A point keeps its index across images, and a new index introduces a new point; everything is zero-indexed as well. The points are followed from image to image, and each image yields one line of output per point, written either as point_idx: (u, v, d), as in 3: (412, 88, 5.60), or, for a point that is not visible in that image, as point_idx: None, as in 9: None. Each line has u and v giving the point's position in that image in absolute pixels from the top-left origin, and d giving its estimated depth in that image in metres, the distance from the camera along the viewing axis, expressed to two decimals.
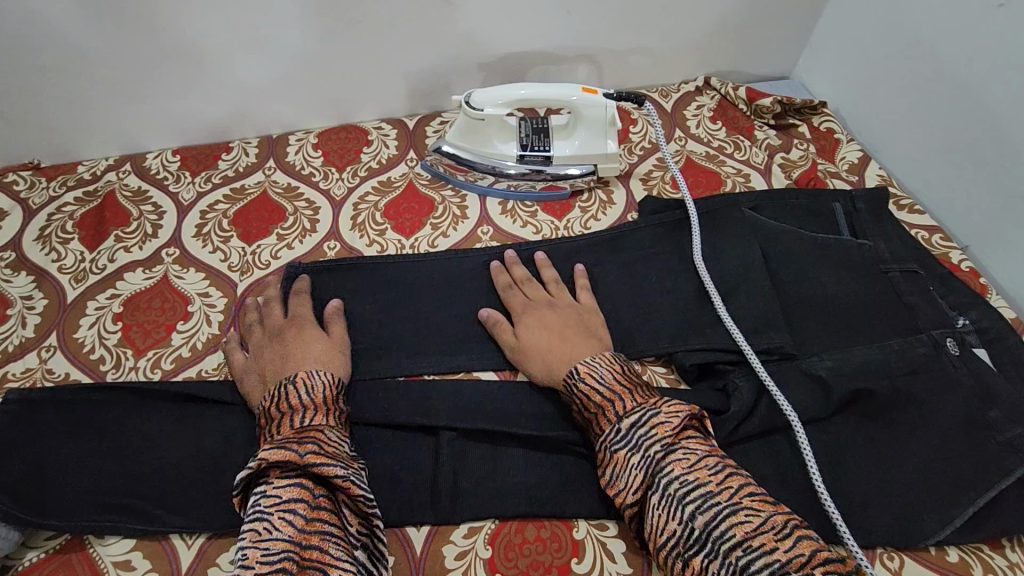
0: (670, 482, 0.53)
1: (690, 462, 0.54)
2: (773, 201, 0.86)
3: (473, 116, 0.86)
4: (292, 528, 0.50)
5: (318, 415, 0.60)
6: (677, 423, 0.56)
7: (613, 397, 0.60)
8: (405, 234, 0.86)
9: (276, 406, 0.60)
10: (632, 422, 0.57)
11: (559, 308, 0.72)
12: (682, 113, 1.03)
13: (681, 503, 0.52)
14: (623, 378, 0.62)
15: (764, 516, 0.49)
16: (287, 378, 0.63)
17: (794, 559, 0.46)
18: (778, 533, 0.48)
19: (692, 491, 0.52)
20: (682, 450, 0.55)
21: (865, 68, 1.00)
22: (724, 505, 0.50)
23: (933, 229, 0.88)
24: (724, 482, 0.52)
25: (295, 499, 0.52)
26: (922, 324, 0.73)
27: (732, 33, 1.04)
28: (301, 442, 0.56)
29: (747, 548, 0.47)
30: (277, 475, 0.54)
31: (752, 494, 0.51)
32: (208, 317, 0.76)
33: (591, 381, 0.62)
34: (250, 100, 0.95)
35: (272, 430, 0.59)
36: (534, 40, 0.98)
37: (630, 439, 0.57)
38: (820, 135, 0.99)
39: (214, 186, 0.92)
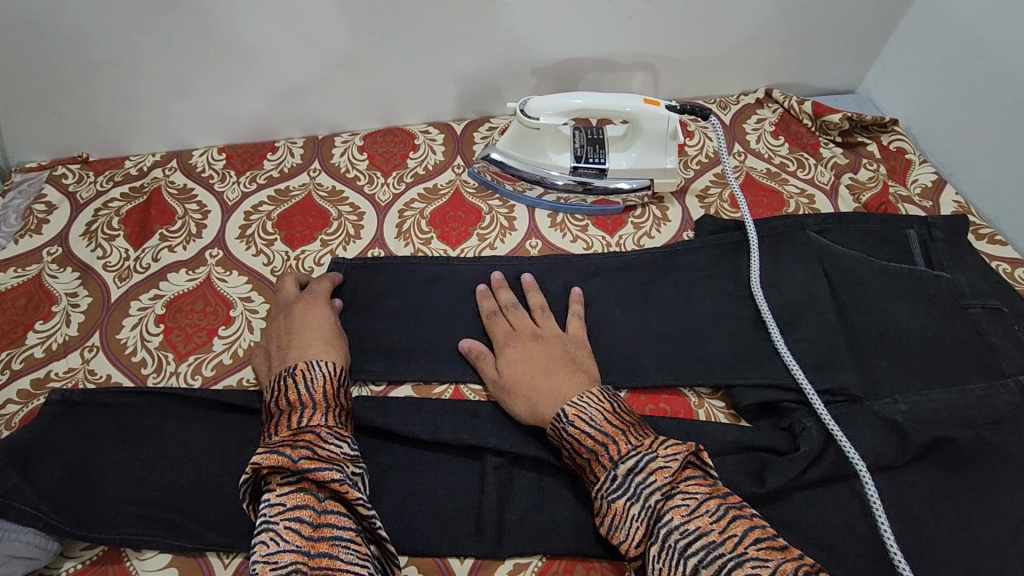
0: (670, 533, 0.49)
1: (690, 508, 0.50)
2: (840, 224, 0.80)
3: (528, 125, 0.82)
4: (300, 538, 0.49)
5: (316, 414, 0.57)
6: (677, 466, 0.52)
7: (606, 440, 0.55)
8: (451, 244, 0.83)
9: (275, 403, 0.59)
10: (628, 467, 0.53)
11: (547, 336, 0.68)
12: (741, 126, 0.98)
13: (682, 556, 0.48)
14: (613, 417, 0.57)
15: (772, 566, 0.46)
16: (285, 370, 0.61)
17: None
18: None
19: (693, 542, 0.48)
20: (681, 494, 0.51)
21: (943, 84, 0.93)
22: (729, 557, 0.47)
23: (1017, 262, 0.81)
24: (728, 529, 0.48)
25: (300, 506, 0.51)
26: (1007, 367, 0.67)
27: (798, 43, 0.99)
28: (295, 445, 0.53)
29: None
30: (279, 483, 0.52)
31: (759, 541, 0.47)
32: (250, 323, 0.75)
33: (579, 424, 0.57)
34: (297, 99, 0.94)
35: (271, 427, 0.58)
36: (590, 46, 0.94)
37: (627, 488, 0.52)
38: (891, 155, 0.94)
39: (259, 186, 0.90)
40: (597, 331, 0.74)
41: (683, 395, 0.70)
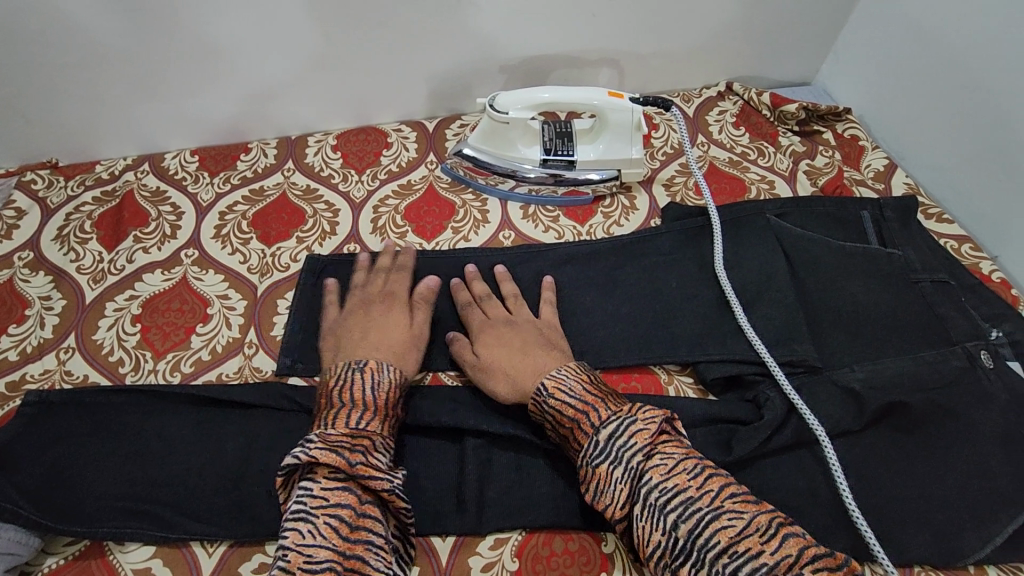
0: (651, 492, 0.51)
1: (668, 467, 0.52)
2: (798, 208, 0.85)
3: (497, 120, 0.84)
4: (337, 536, 0.51)
5: (375, 421, 0.59)
6: (654, 428, 0.54)
7: (587, 408, 0.57)
8: (426, 237, 0.85)
9: (338, 393, 0.60)
10: (609, 433, 0.55)
11: (522, 323, 0.70)
12: (704, 118, 1.02)
13: (662, 512, 0.50)
14: (592, 388, 0.59)
15: (747, 517, 0.48)
16: (356, 364, 0.62)
17: (780, 561, 0.46)
18: (764, 534, 0.47)
19: (672, 499, 0.50)
20: (660, 455, 0.53)
21: (892, 73, 0.98)
22: (706, 510, 0.49)
23: (963, 238, 0.85)
24: (704, 485, 0.51)
25: (341, 505, 0.52)
26: (954, 336, 0.71)
27: (754, 38, 1.03)
28: (354, 449, 0.55)
29: (733, 554, 0.47)
30: (324, 476, 0.53)
31: (734, 495, 0.50)
32: (227, 320, 0.75)
33: (561, 395, 0.59)
34: (270, 100, 0.95)
35: (326, 415, 0.58)
36: (557, 42, 0.97)
37: (609, 452, 0.54)
38: (845, 142, 0.98)
39: (233, 187, 0.91)
40: (569, 316, 0.77)
41: (653, 371, 0.73)
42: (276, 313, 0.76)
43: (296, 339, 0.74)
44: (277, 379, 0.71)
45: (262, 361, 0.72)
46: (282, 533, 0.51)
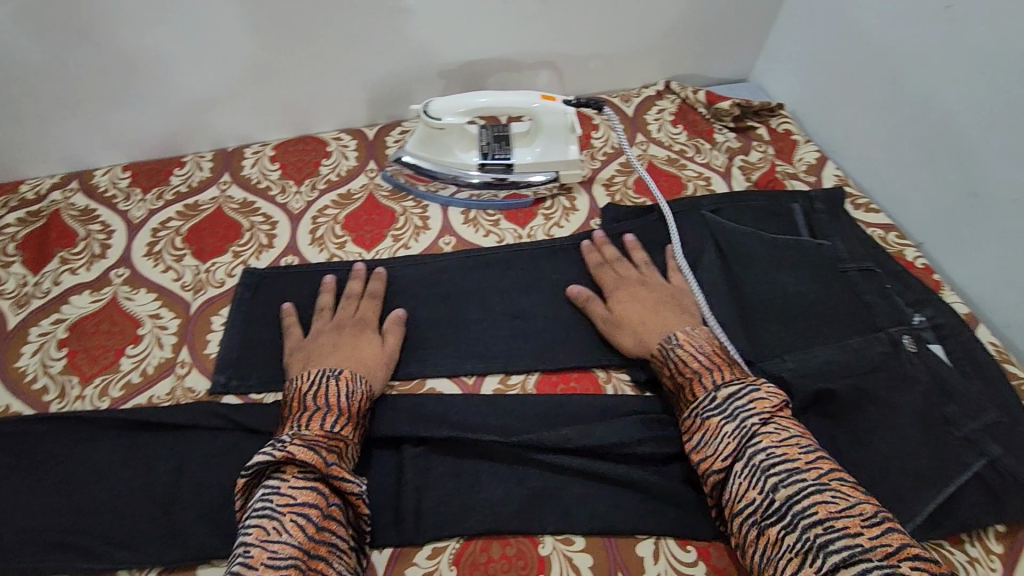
0: (758, 453, 0.54)
1: (782, 437, 0.55)
2: (731, 204, 0.88)
3: (432, 125, 0.85)
4: (303, 534, 0.52)
5: (348, 426, 0.61)
6: (775, 400, 0.58)
7: (711, 367, 0.62)
8: (366, 247, 0.84)
9: (313, 396, 0.61)
10: (728, 393, 0.59)
11: (651, 286, 0.75)
12: (643, 117, 1.03)
13: (764, 474, 0.53)
14: (720, 354, 0.64)
15: (851, 501, 0.50)
16: (331, 371, 0.64)
17: (877, 545, 0.47)
18: (866, 519, 0.48)
19: (778, 464, 0.53)
20: (776, 425, 0.56)
21: (821, 68, 1.01)
22: (811, 483, 0.51)
23: (889, 227, 0.88)
24: (814, 462, 0.53)
25: (308, 504, 0.54)
26: (879, 322, 0.74)
27: (688, 37, 1.06)
28: (328, 451, 0.57)
29: (828, 527, 0.48)
30: (296, 474, 0.55)
31: (842, 479, 0.52)
32: (159, 340, 0.73)
33: (690, 350, 0.64)
34: (203, 112, 0.93)
35: (299, 417, 0.60)
36: (493, 46, 0.97)
37: (725, 409, 0.58)
38: (779, 137, 1.01)
39: (166, 202, 0.89)
40: (509, 320, 0.77)
41: (591, 371, 0.73)
42: (210, 331, 0.75)
43: (231, 357, 0.72)
44: (211, 399, 0.69)
45: (195, 381, 0.70)
46: (245, 530, 0.52)
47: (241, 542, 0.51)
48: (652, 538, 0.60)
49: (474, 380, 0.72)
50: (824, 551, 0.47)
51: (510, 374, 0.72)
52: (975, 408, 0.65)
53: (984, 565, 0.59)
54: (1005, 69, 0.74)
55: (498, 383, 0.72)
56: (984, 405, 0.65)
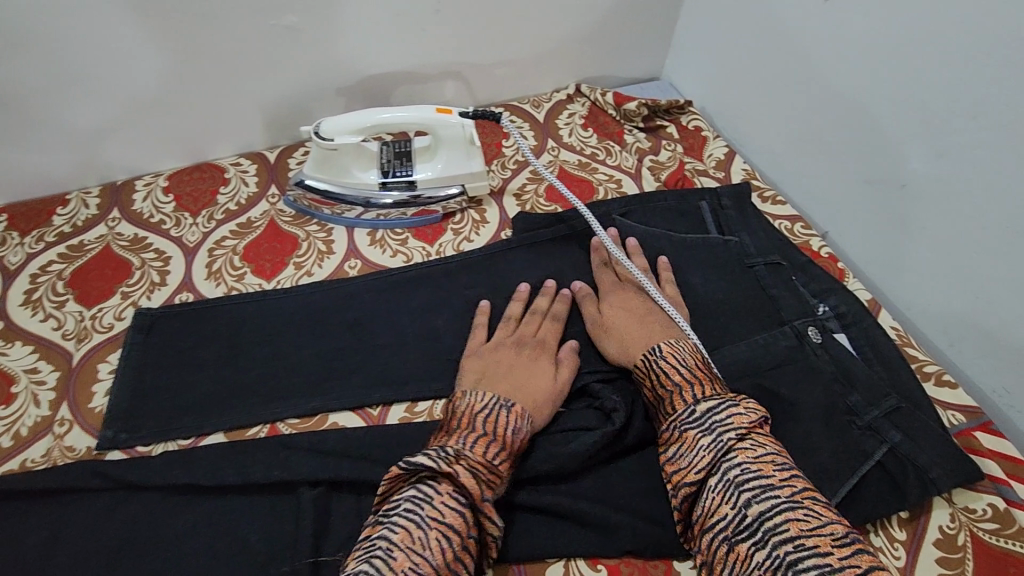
0: (733, 468, 0.51)
1: (757, 454, 0.52)
2: (641, 206, 0.87)
3: (324, 147, 0.81)
4: (442, 559, 0.48)
5: (507, 462, 0.57)
6: (755, 418, 0.55)
7: (693, 380, 0.59)
8: (266, 277, 0.80)
9: (483, 418, 0.58)
10: (709, 406, 0.56)
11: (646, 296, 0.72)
12: (554, 122, 1.02)
13: (737, 489, 0.50)
14: (702, 367, 0.61)
15: (825, 520, 0.47)
16: (505, 400, 0.60)
17: (847, 565, 0.43)
18: (837, 539, 0.45)
19: (751, 479, 0.50)
20: (753, 442, 0.53)
21: (724, 64, 1.02)
22: (783, 499, 0.48)
23: (795, 218, 0.89)
24: (789, 480, 0.50)
25: (454, 530, 0.49)
26: (786, 315, 0.74)
27: (594, 40, 1.05)
28: (486, 483, 0.53)
29: (799, 545, 0.45)
30: (447, 491, 0.51)
31: (817, 499, 0.49)
32: (36, 397, 0.68)
33: (673, 360, 0.62)
34: (86, 146, 0.87)
35: (465, 433, 0.56)
36: (391, 59, 0.94)
37: (703, 422, 0.55)
38: (689, 134, 1.01)
39: (48, 245, 0.83)
40: (417, 342, 0.74)
41: None
42: (94, 381, 0.70)
43: (117, 408, 0.68)
44: (94, 457, 0.65)
45: (76, 439, 0.65)
46: (385, 529, 0.48)
47: (379, 540, 0.48)
48: (562, 562, 0.59)
49: (379, 412, 0.69)
50: (793, 569, 0.44)
51: (416, 401, 0.70)
52: (875, 396, 0.66)
53: (886, 554, 0.60)
54: (885, 57, 0.75)
55: (405, 412, 0.69)
56: (885, 391, 0.66)
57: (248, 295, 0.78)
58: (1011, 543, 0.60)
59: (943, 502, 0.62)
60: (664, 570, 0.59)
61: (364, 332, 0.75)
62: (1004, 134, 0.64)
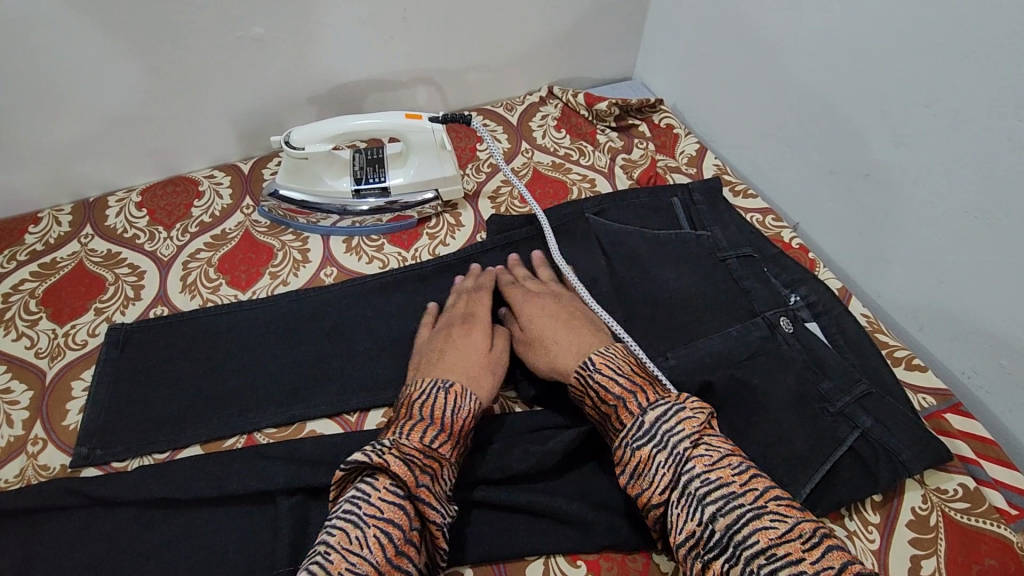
0: (692, 480, 0.50)
1: (713, 459, 0.51)
2: (614, 204, 0.88)
3: (295, 156, 0.81)
4: (383, 555, 0.47)
5: (448, 445, 0.56)
6: (702, 418, 0.54)
7: (634, 389, 0.57)
8: (241, 288, 0.80)
9: (420, 405, 0.58)
10: (656, 415, 0.54)
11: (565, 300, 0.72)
12: (527, 124, 1.03)
13: (701, 503, 0.49)
14: (638, 372, 0.60)
15: (791, 522, 0.46)
16: (443, 383, 0.61)
17: (823, 571, 0.43)
18: (807, 542, 0.45)
19: (713, 490, 0.49)
20: (706, 446, 0.52)
21: (692, 62, 1.03)
22: (748, 508, 0.47)
23: (766, 211, 0.90)
24: (749, 484, 0.49)
25: (394, 523, 0.49)
26: (758, 306, 0.75)
27: (564, 41, 1.06)
28: (424, 470, 0.53)
29: (772, 556, 0.44)
30: (385, 485, 0.51)
31: (778, 499, 0.48)
32: (9, 416, 0.68)
33: (607, 372, 0.59)
34: (54, 162, 0.87)
35: (404, 424, 0.56)
36: (362, 67, 0.95)
37: (654, 435, 0.53)
38: (660, 132, 1.02)
39: (20, 264, 0.82)
40: (393, 347, 0.74)
41: None
42: (69, 399, 0.69)
43: (93, 425, 0.67)
44: (69, 474, 0.64)
45: (51, 457, 0.65)
46: (326, 533, 0.48)
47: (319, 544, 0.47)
48: (541, 558, 0.60)
49: (357, 417, 0.69)
50: None
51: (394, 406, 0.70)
52: (847, 382, 0.67)
53: (861, 537, 0.61)
54: (846, 51, 0.76)
55: (382, 418, 0.69)
56: (856, 377, 0.67)
57: (225, 307, 0.77)
58: (981, 521, 0.60)
59: (915, 484, 0.63)
60: (643, 562, 0.60)
61: (341, 338, 0.75)
62: (957, 122, 0.66)
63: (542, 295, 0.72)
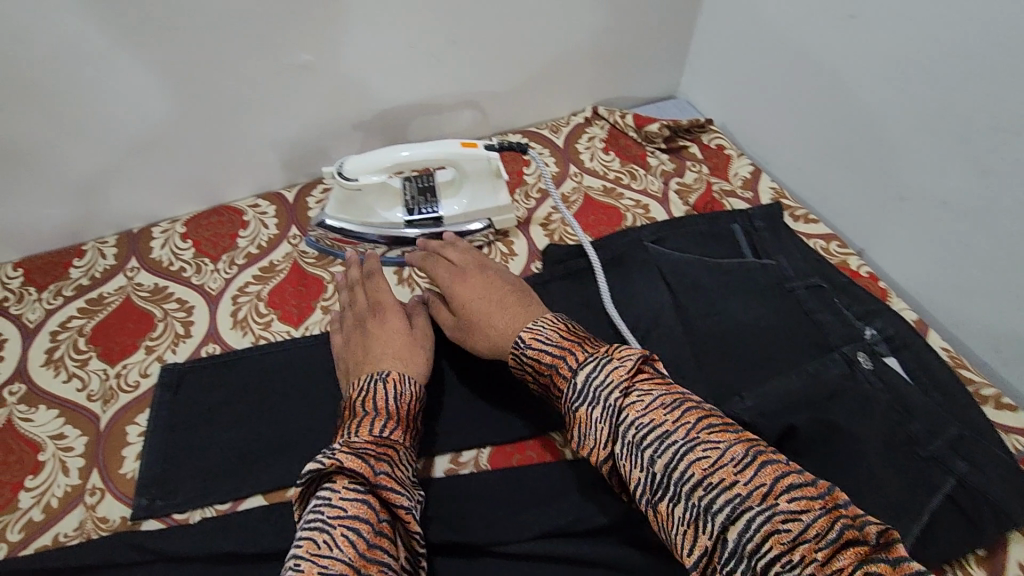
0: (628, 430, 0.52)
1: (645, 404, 0.52)
2: (672, 231, 0.85)
3: (348, 187, 0.80)
4: (354, 551, 0.48)
5: (398, 430, 0.59)
6: (630, 365, 0.55)
7: (563, 353, 0.59)
8: (294, 323, 0.78)
9: (362, 402, 0.60)
10: (585, 373, 0.56)
11: (482, 269, 0.72)
12: (574, 146, 1.01)
13: (640, 449, 0.51)
14: (568, 335, 0.61)
15: (723, 447, 0.48)
16: (377, 373, 0.63)
17: (755, 491, 0.45)
18: (738, 464, 0.47)
19: (648, 435, 0.51)
20: (638, 392, 0.53)
21: (741, 80, 1.00)
22: (681, 443, 0.49)
23: (829, 237, 0.87)
24: (681, 419, 0.51)
25: (359, 519, 0.50)
26: (832, 341, 0.73)
27: (610, 61, 1.04)
28: (377, 458, 0.55)
29: (708, 486, 0.47)
30: (345, 486, 0.53)
31: (711, 425, 0.50)
32: (64, 465, 0.66)
33: (537, 345, 0.61)
34: (97, 194, 0.84)
35: (350, 424, 0.59)
36: (408, 93, 0.93)
37: (586, 394, 0.55)
38: (712, 153, 0.99)
39: (66, 300, 0.80)
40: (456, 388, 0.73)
41: (549, 437, 0.69)
42: (125, 445, 0.67)
43: (150, 474, 0.65)
44: (130, 528, 0.62)
45: (109, 508, 0.63)
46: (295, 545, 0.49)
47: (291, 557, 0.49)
48: None
49: (424, 464, 0.67)
50: (711, 512, 0.46)
51: (460, 451, 0.68)
52: (936, 424, 0.64)
53: None
54: (916, 72, 0.73)
55: (449, 464, 0.68)
56: (946, 419, 0.64)
57: (281, 344, 0.76)
58: None
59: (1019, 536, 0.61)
60: None
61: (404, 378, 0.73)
62: None
63: (462, 269, 0.73)
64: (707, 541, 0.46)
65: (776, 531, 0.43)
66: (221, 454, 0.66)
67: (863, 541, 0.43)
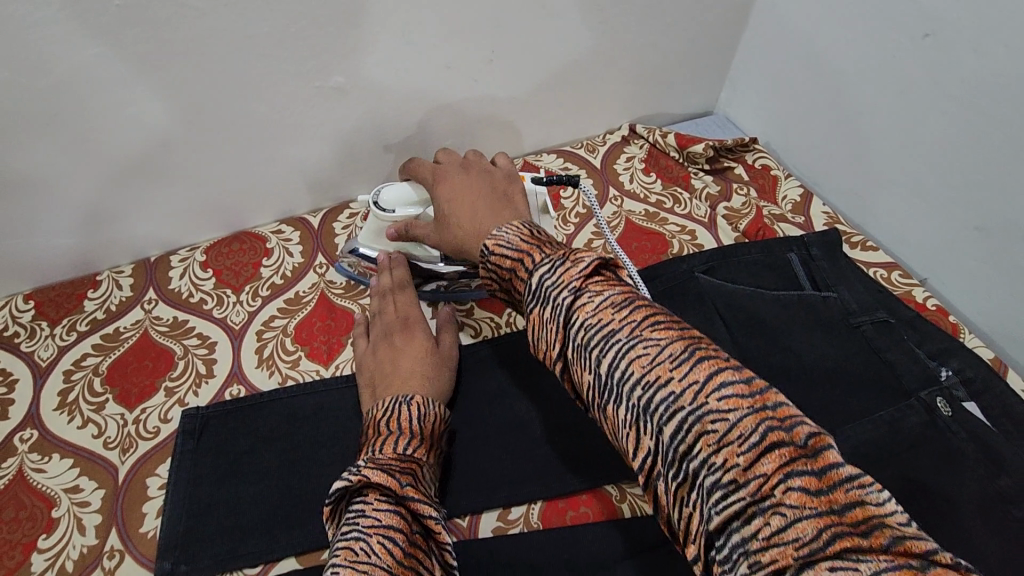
0: (573, 332, 0.42)
1: (596, 302, 0.41)
2: (724, 260, 0.81)
3: (383, 218, 0.73)
4: (392, 558, 0.45)
5: (420, 447, 0.58)
6: (585, 265, 0.43)
7: (522, 257, 0.48)
8: (323, 362, 0.73)
9: (386, 422, 0.59)
10: (539, 276, 0.45)
11: (473, 175, 0.66)
12: (613, 167, 0.97)
13: (583, 351, 0.41)
14: (537, 236, 0.49)
15: (664, 343, 0.38)
16: (403, 397, 0.61)
17: (688, 389, 0.36)
18: (677, 360, 0.37)
19: (590, 334, 0.40)
20: (591, 291, 0.42)
21: (790, 97, 0.95)
22: (622, 339, 0.39)
23: (891, 265, 0.84)
24: (628, 316, 0.40)
25: (393, 528, 0.47)
26: (907, 383, 0.66)
27: (649, 78, 0.99)
28: (403, 471, 0.53)
29: (646, 385, 0.37)
30: (374, 497, 0.50)
31: (657, 322, 0.40)
32: (80, 522, 0.62)
33: (502, 250, 0.50)
34: (109, 224, 0.79)
35: (374, 442, 0.57)
36: (440, 113, 0.88)
37: (538, 296, 0.45)
38: (758, 173, 0.95)
39: (79, 335, 0.76)
40: (501, 432, 0.69)
41: (604, 491, 0.65)
42: (145, 501, 0.63)
43: (174, 534, 0.60)
44: None
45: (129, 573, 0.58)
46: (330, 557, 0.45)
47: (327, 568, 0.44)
48: None
49: (469, 522, 0.63)
50: (648, 411, 0.37)
51: (510, 507, 0.64)
52: None
53: None
54: (1003, 95, 0.66)
55: (498, 521, 0.63)
56: None
57: (308, 386, 0.70)
58: None
59: None
60: None
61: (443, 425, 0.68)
62: None
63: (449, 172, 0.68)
64: (648, 442, 0.37)
65: (704, 432, 0.34)
66: (250, 510, 0.62)
67: (792, 443, 0.33)
